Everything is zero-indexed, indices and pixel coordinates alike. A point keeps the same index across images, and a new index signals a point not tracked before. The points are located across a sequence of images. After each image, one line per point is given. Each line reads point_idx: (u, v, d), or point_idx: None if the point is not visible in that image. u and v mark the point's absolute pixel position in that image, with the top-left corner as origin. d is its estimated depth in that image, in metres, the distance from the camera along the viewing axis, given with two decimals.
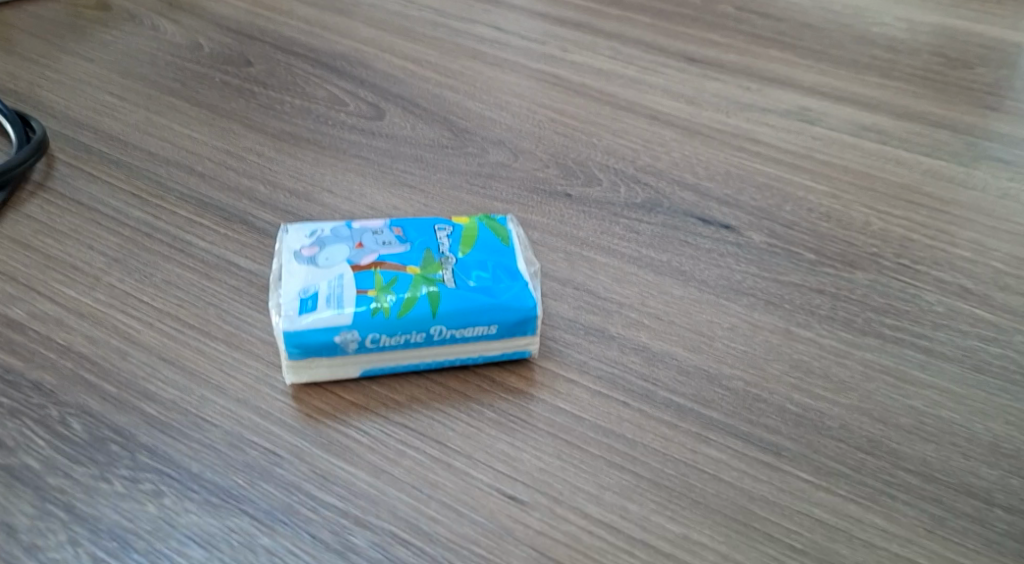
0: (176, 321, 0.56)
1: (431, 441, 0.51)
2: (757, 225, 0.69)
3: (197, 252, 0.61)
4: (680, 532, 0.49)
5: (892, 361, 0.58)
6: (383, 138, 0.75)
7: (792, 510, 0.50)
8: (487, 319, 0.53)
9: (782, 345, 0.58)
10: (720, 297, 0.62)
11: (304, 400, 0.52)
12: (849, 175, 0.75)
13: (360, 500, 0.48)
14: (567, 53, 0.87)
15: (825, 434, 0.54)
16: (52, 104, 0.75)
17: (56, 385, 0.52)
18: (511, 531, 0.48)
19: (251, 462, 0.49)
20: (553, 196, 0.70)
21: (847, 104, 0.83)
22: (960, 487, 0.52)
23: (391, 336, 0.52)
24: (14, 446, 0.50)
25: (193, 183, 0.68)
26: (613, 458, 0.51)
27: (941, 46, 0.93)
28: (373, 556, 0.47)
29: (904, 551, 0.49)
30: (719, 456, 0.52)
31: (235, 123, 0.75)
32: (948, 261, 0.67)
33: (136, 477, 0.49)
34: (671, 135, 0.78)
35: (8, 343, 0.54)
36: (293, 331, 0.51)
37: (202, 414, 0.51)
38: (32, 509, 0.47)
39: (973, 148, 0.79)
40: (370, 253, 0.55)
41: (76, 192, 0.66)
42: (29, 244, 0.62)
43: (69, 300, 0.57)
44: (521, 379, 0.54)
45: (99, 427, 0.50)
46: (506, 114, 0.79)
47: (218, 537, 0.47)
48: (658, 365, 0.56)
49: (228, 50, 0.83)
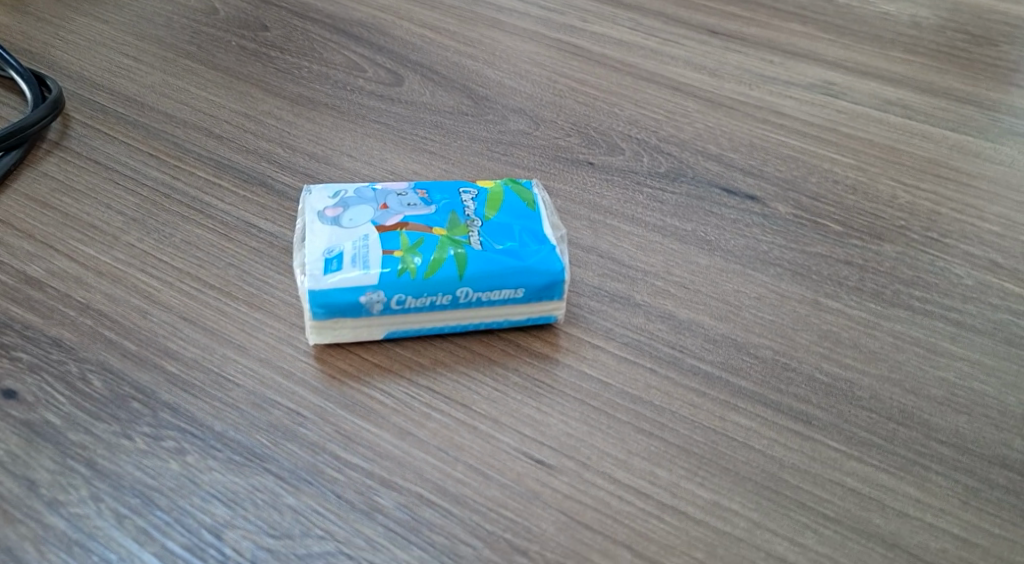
0: (196, 281, 0.55)
1: (456, 405, 0.50)
2: (783, 197, 0.68)
3: (217, 213, 0.60)
4: (711, 498, 0.48)
5: (922, 333, 0.57)
6: (402, 104, 0.73)
7: (824, 479, 0.49)
8: (515, 282, 0.52)
9: (810, 315, 0.58)
10: (747, 267, 0.61)
11: (327, 361, 0.51)
12: (874, 148, 0.74)
13: (386, 461, 0.48)
14: (587, 24, 0.86)
15: (855, 405, 0.53)
16: (67, 65, 0.74)
17: (76, 342, 0.51)
18: (538, 495, 0.47)
19: (275, 421, 0.49)
20: (575, 164, 0.69)
21: (871, 79, 0.82)
22: (993, 459, 0.51)
23: (417, 298, 0.51)
24: (34, 401, 0.49)
25: (211, 145, 0.67)
26: (641, 424, 0.51)
27: (965, 23, 0.92)
28: (400, 517, 0.46)
29: (939, 521, 0.48)
30: (749, 425, 0.51)
31: (252, 87, 0.73)
32: (977, 235, 0.66)
33: (159, 435, 0.48)
34: (693, 106, 0.77)
35: (26, 300, 0.53)
36: (318, 291, 0.50)
37: (224, 373, 0.51)
38: (54, 464, 0.47)
39: (999, 124, 0.78)
40: (394, 215, 0.54)
41: (92, 152, 0.65)
42: (46, 202, 0.61)
43: (87, 259, 0.56)
44: (546, 344, 0.54)
45: (120, 384, 0.50)
46: (527, 83, 0.78)
47: (242, 495, 0.46)
48: (685, 333, 0.55)
49: (245, 15, 0.82)
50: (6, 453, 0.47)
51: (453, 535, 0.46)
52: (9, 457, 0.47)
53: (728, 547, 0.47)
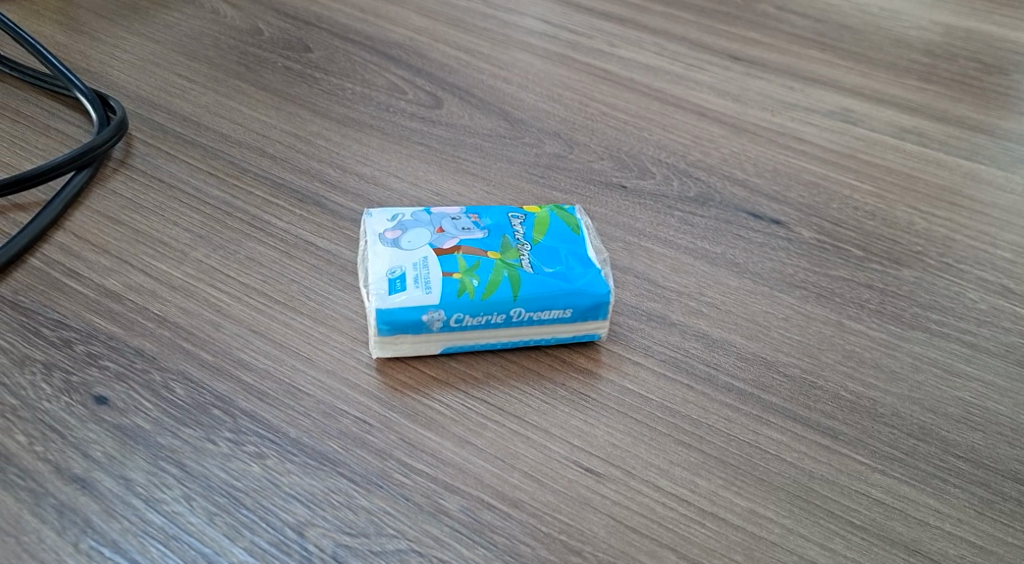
0: (263, 296, 0.59)
1: (510, 416, 0.54)
2: (806, 221, 0.71)
3: (276, 231, 0.64)
4: (747, 506, 0.52)
5: (940, 354, 0.61)
6: (443, 126, 0.77)
7: (851, 489, 0.53)
8: (564, 304, 0.56)
9: (834, 336, 0.62)
10: (774, 289, 0.65)
11: (388, 373, 0.55)
12: (892, 176, 0.77)
13: (448, 468, 0.52)
14: (614, 48, 0.90)
15: (878, 421, 0.57)
16: (125, 84, 0.77)
17: (157, 353, 0.55)
18: (589, 500, 0.51)
19: (345, 429, 0.53)
20: (609, 187, 0.73)
21: (888, 107, 0.86)
22: (1007, 473, 0.55)
23: (474, 316, 0.55)
24: (124, 407, 0.53)
25: (266, 164, 0.70)
26: (681, 436, 0.55)
27: (977, 51, 0.96)
28: (464, 518, 0.50)
29: (957, 529, 0.52)
30: (780, 438, 0.55)
31: (301, 108, 0.76)
32: (990, 261, 0.70)
33: (239, 440, 0.52)
34: (718, 131, 0.81)
35: (108, 311, 0.57)
36: (384, 309, 0.54)
37: (295, 383, 0.55)
38: (146, 465, 0.51)
39: (1010, 153, 0.82)
40: (450, 238, 0.58)
41: (156, 170, 0.68)
42: (118, 218, 0.64)
43: (161, 274, 0.60)
44: (589, 360, 0.57)
45: (201, 392, 0.54)
46: (559, 106, 0.81)
47: (319, 496, 0.50)
48: (719, 352, 0.59)
49: (289, 36, 0.85)
50: (102, 454, 0.51)
51: (513, 536, 0.50)
52: (105, 458, 0.51)
53: (764, 551, 0.51)
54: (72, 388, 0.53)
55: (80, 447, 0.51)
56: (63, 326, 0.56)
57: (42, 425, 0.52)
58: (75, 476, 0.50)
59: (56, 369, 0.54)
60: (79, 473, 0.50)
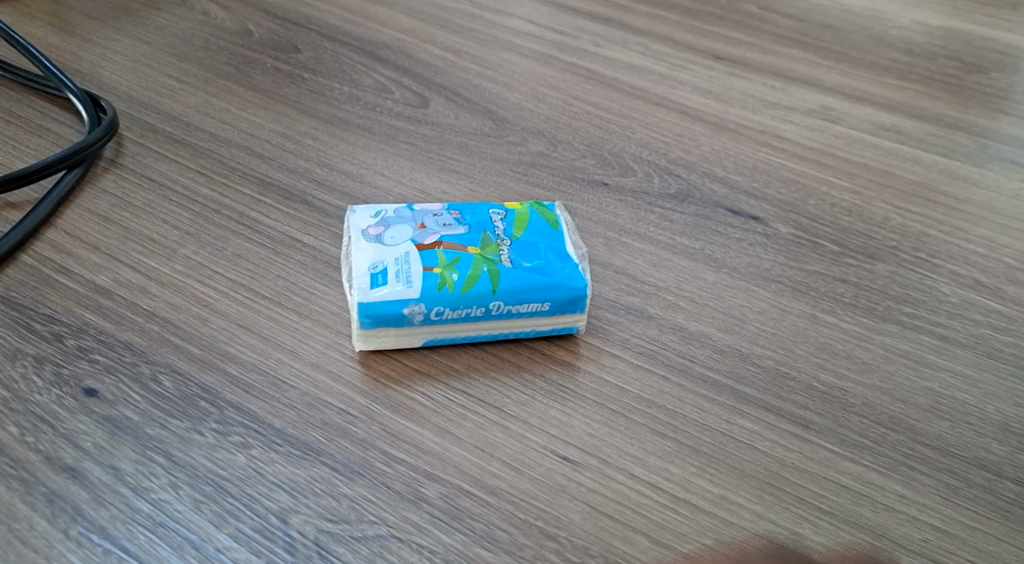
0: (250, 292, 0.61)
1: (489, 407, 0.56)
2: (783, 217, 0.73)
3: (263, 228, 0.65)
4: (719, 493, 0.54)
5: (911, 345, 0.63)
6: (428, 125, 0.78)
7: (820, 477, 0.55)
8: (542, 297, 0.57)
9: (808, 328, 0.63)
10: (751, 283, 0.66)
11: (371, 365, 0.57)
12: (869, 172, 0.79)
13: (428, 457, 0.53)
14: (599, 48, 0.91)
15: (849, 411, 0.58)
16: (115, 84, 0.78)
17: (146, 347, 0.57)
18: (565, 488, 0.53)
19: (328, 420, 0.54)
20: (591, 185, 0.74)
21: (867, 105, 0.87)
22: (973, 460, 0.57)
23: (454, 310, 0.56)
24: (113, 399, 0.54)
25: (253, 163, 0.71)
26: (656, 426, 0.56)
27: (957, 50, 0.98)
28: (443, 505, 0.52)
29: (922, 515, 0.54)
30: (753, 428, 0.57)
31: (289, 107, 0.78)
32: (963, 256, 0.71)
33: (226, 431, 0.53)
34: (700, 130, 0.82)
35: (98, 307, 0.59)
36: (366, 303, 0.55)
37: (280, 376, 0.56)
38: (135, 455, 0.52)
39: (986, 150, 0.83)
40: (432, 234, 0.60)
41: (146, 169, 0.69)
42: (107, 215, 0.65)
43: (150, 270, 0.61)
44: (568, 352, 0.59)
45: (188, 385, 0.55)
46: (544, 105, 0.83)
47: (303, 485, 0.52)
48: (695, 344, 0.61)
49: (277, 37, 0.86)
50: (92, 445, 0.52)
51: (490, 522, 0.51)
52: (95, 448, 0.52)
53: (735, 536, 0.52)
54: (63, 381, 0.55)
55: (71, 438, 0.52)
56: (53, 321, 0.58)
57: (34, 416, 0.53)
58: (65, 465, 0.51)
59: (47, 362, 0.56)
60: (70, 463, 0.52)
